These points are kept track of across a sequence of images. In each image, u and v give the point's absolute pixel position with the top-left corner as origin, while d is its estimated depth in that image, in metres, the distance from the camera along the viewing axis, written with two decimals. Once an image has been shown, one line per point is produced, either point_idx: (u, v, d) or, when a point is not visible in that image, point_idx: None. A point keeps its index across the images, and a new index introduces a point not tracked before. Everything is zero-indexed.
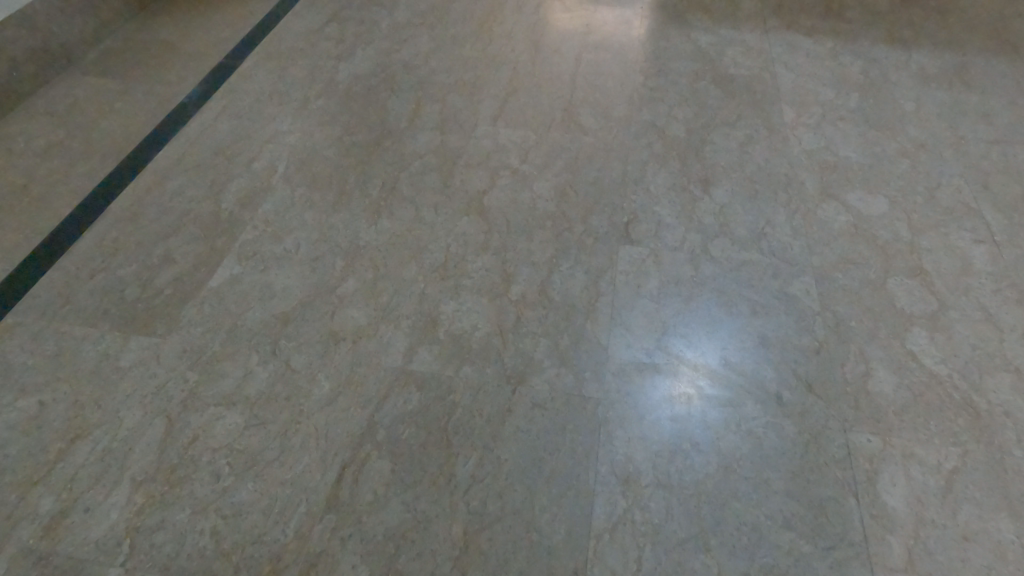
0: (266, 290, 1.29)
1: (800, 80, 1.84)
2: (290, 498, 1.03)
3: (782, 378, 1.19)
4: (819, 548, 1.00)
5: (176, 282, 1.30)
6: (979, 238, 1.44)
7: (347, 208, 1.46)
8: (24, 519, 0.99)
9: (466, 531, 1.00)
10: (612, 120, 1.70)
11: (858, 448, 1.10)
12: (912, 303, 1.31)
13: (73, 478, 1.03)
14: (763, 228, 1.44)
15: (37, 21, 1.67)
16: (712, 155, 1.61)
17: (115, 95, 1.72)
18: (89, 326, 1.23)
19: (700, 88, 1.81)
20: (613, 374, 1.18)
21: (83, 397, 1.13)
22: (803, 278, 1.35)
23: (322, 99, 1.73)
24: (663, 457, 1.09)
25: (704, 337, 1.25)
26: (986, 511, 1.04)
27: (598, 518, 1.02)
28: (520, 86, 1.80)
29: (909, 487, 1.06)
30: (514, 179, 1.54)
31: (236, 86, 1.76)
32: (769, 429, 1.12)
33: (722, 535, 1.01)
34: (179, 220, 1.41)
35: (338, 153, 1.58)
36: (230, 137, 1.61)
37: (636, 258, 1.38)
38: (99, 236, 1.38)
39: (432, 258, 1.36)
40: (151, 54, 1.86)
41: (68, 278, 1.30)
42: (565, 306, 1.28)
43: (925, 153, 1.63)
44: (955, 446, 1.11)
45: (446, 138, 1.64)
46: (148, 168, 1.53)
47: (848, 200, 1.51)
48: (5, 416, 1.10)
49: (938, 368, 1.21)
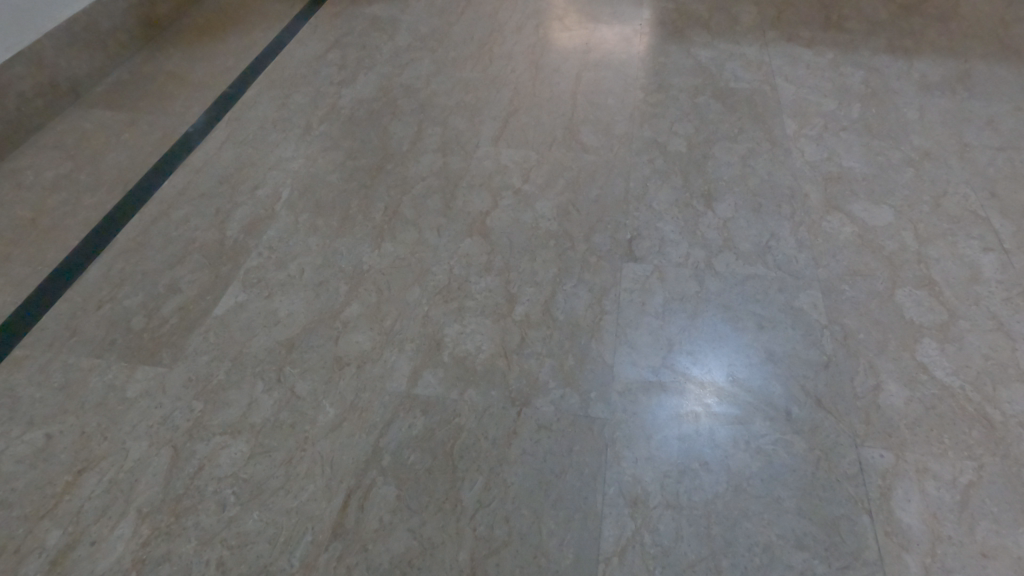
0: (271, 316, 1.30)
1: (802, 92, 1.84)
2: (296, 526, 1.02)
3: (791, 394, 1.17)
4: (833, 568, 0.98)
5: (182, 310, 1.31)
6: (988, 245, 1.42)
7: (350, 233, 1.46)
8: (31, 554, 0.99)
9: (474, 557, 0.99)
10: (614, 137, 1.70)
11: (871, 463, 1.08)
12: (920, 314, 1.29)
13: (80, 511, 1.03)
14: (768, 242, 1.44)
15: (46, 57, 1.70)
16: (714, 169, 1.61)
17: (122, 127, 1.75)
18: (96, 357, 1.23)
19: (701, 102, 1.82)
20: (619, 393, 1.18)
21: (90, 429, 1.13)
22: (809, 292, 1.33)
23: (324, 125, 1.75)
24: (672, 476, 1.07)
25: (710, 354, 1.24)
26: (1005, 525, 1.01)
27: (606, 541, 1.01)
28: (521, 106, 1.81)
29: (923, 503, 1.04)
30: (516, 199, 1.54)
31: (240, 114, 1.78)
32: (778, 446, 1.11)
33: (733, 557, 0.99)
34: (185, 249, 1.43)
35: (341, 179, 1.59)
36: (234, 165, 1.63)
37: (640, 275, 1.37)
38: (105, 267, 1.39)
39: (435, 280, 1.36)
40: (157, 85, 1.89)
41: (74, 310, 1.31)
42: (570, 325, 1.28)
43: (930, 161, 1.62)
44: (970, 460, 1.08)
45: (448, 160, 1.65)
46: (154, 198, 1.54)
47: (852, 211, 1.50)
48: (13, 449, 1.11)
49: (949, 380, 1.19)
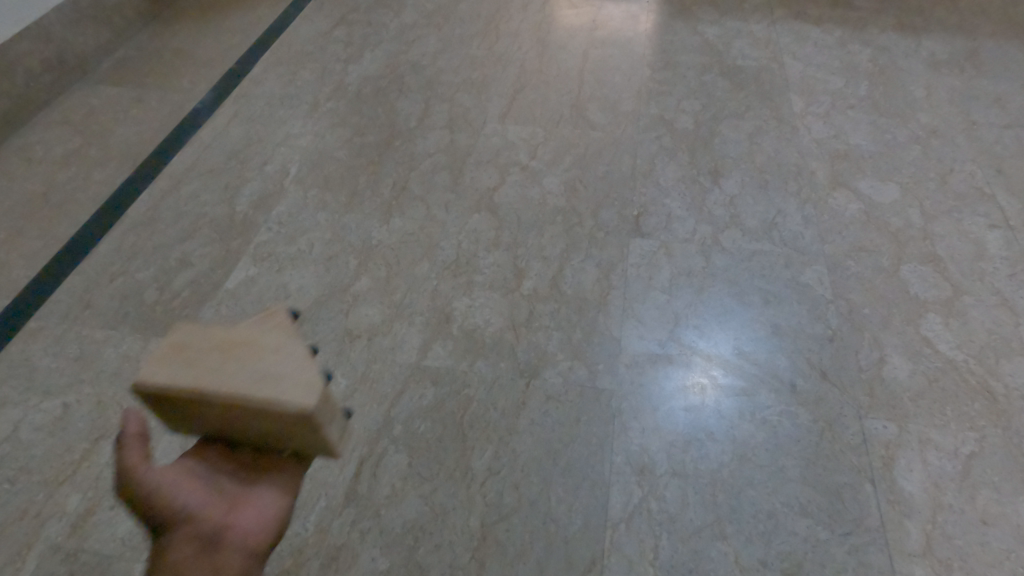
0: (282, 289, 1.31)
1: (809, 70, 1.84)
2: (310, 493, 1.04)
3: (796, 366, 1.19)
4: (836, 534, 1.00)
5: (194, 283, 1.33)
6: (993, 222, 1.43)
7: (359, 208, 1.47)
8: (51, 517, 1.02)
9: (484, 523, 1.02)
10: (621, 115, 1.71)
11: (874, 434, 1.10)
12: (925, 289, 1.30)
13: (98, 477, 1.06)
14: (774, 218, 1.44)
15: (52, 32, 1.71)
16: (721, 147, 1.62)
17: (130, 103, 1.75)
18: (110, 328, 1.25)
19: (708, 80, 1.81)
20: (626, 366, 1.19)
21: (106, 399, 1.15)
22: (815, 267, 1.34)
23: (332, 102, 1.75)
24: (679, 446, 1.09)
25: (717, 328, 1.25)
26: (1005, 494, 1.03)
27: (614, 508, 1.03)
28: (528, 83, 1.81)
29: (925, 473, 1.05)
30: (524, 175, 1.55)
31: (247, 91, 1.79)
32: (783, 417, 1.12)
33: (738, 523, 1.01)
34: (195, 223, 1.44)
35: (349, 155, 1.60)
36: (242, 141, 1.63)
37: (647, 251, 1.38)
38: (117, 240, 1.41)
39: (444, 255, 1.38)
40: (163, 61, 1.89)
41: (87, 283, 1.33)
42: (577, 300, 1.29)
43: (937, 139, 1.62)
44: (972, 431, 1.10)
45: (456, 136, 1.65)
46: (163, 174, 1.55)
47: (859, 188, 1.50)
48: (31, 417, 1.13)
49: (953, 354, 1.20)
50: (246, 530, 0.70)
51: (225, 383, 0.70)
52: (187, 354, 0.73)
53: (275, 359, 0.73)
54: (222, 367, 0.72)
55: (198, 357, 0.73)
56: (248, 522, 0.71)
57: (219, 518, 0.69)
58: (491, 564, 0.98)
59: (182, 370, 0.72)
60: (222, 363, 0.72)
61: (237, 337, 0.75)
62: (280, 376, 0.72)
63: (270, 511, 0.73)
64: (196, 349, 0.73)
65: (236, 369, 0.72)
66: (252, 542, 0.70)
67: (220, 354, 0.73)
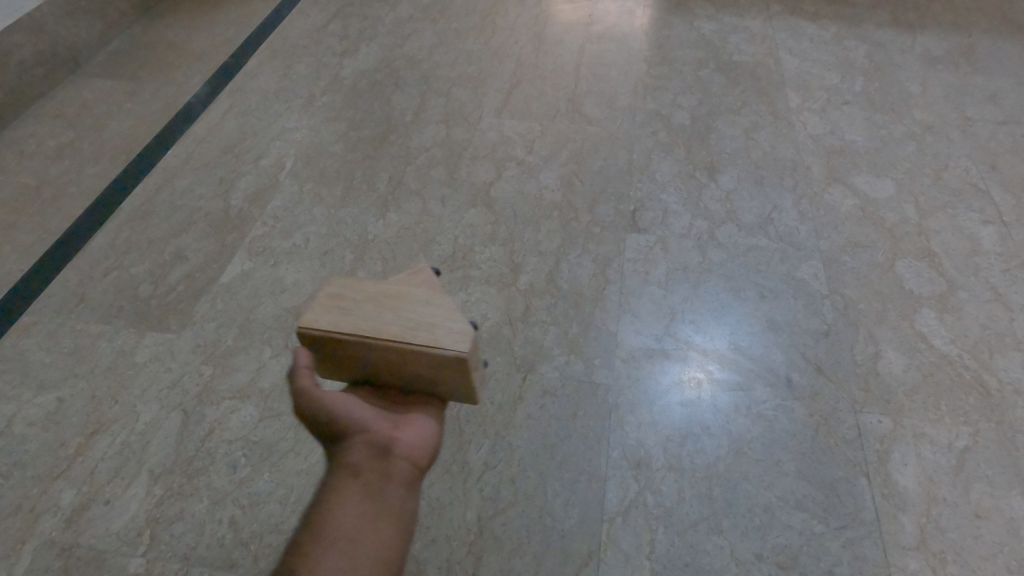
0: (278, 284, 1.31)
1: (804, 66, 1.84)
2: (306, 487, 1.04)
3: (791, 361, 1.19)
4: (831, 528, 1.00)
5: (189, 278, 1.32)
6: (987, 218, 1.43)
7: (355, 203, 1.47)
8: (46, 512, 1.01)
9: (480, 517, 1.02)
10: (617, 110, 1.70)
11: (868, 429, 1.10)
12: (920, 285, 1.31)
13: (93, 472, 1.05)
14: (770, 214, 1.45)
15: (45, 24, 1.69)
16: (717, 142, 1.62)
17: (123, 96, 1.74)
18: (105, 323, 1.24)
19: (704, 75, 1.81)
20: (623, 360, 1.19)
21: (101, 393, 1.15)
22: (811, 262, 1.35)
23: (327, 95, 1.75)
24: (675, 441, 1.10)
25: (713, 323, 1.25)
26: (998, 488, 1.04)
27: (610, 502, 1.03)
28: (524, 78, 1.81)
29: (920, 466, 1.06)
30: (520, 170, 1.54)
31: (242, 84, 1.78)
32: (779, 411, 1.13)
33: (734, 517, 1.02)
34: (190, 218, 1.43)
35: (344, 149, 1.60)
36: (237, 135, 1.63)
37: (644, 246, 1.38)
38: (111, 234, 1.40)
39: (440, 250, 1.37)
40: (157, 55, 1.87)
41: (81, 277, 1.32)
42: (574, 295, 1.29)
43: (932, 135, 1.62)
44: (966, 426, 1.11)
45: (452, 131, 1.65)
46: (158, 168, 1.55)
47: (854, 183, 1.51)
48: (24, 412, 1.12)
49: (947, 349, 1.21)
50: (414, 443, 0.59)
51: (374, 330, 0.62)
52: (338, 302, 0.65)
53: (424, 316, 0.63)
54: (371, 313, 0.64)
55: (352, 307, 0.64)
56: (415, 436, 0.60)
57: (386, 432, 0.59)
58: (487, 558, 0.98)
59: (333, 315, 0.64)
60: (368, 313, 0.64)
61: (385, 290, 0.66)
62: (428, 332, 0.61)
63: (429, 431, 0.62)
64: (347, 297, 0.66)
65: (384, 318, 0.63)
66: (422, 455, 0.60)
67: (370, 303, 0.65)
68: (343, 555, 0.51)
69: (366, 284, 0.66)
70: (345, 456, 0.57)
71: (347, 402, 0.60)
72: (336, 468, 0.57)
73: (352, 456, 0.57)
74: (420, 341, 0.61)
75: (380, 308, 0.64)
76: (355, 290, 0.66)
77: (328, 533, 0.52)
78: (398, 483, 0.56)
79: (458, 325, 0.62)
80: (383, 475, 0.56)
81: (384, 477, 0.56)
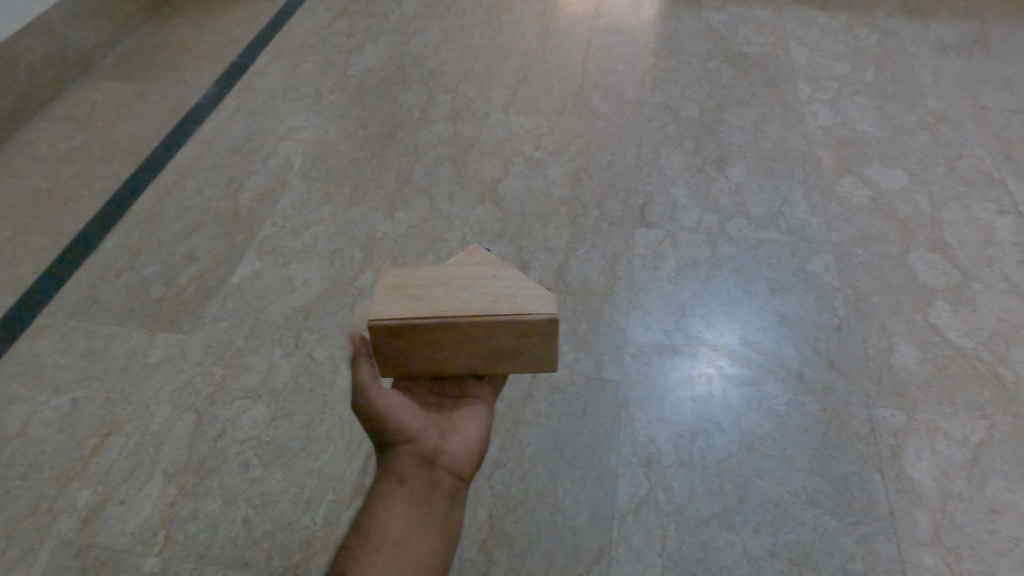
0: (288, 283, 1.32)
1: (814, 56, 1.82)
2: (318, 486, 1.05)
3: (803, 355, 1.18)
4: (844, 523, 1.00)
5: (199, 278, 1.33)
6: (1002, 208, 1.41)
7: (363, 201, 1.47)
8: (63, 513, 1.02)
9: (492, 514, 1.02)
10: (625, 104, 1.69)
11: (881, 423, 1.10)
12: (933, 277, 1.29)
13: (108, 472, 1.06)
14: (780, 207, 1.43)
15: (54, 27, 1.70)
16: (726, 134, 1.60)
17: (132, 98, 1.74)
18: (118, 324, 1.26)
19: (713, 67, 1.80)
20: (633, 356, 1.19)
21: (115, 394, 1.16)
22: (822, 255, 1.34)
23: (334, 94, 1.75)
24: (685, 437, 1.09)
25: (723, 317, 1.25)
26: (1014, 482, 1.03)
27: (621, 498, 1.03)
28: (531, 73, 1.80)
29: (934, 461, 1.05)
30: (527, 166, 1.54)
31: (249, 84, 1.78)
32: (791, 406, 1.12)
33: (745, 513, 1.01)
34: (200, 218, 1.44)
35: (352, 147, 1.60)
36: (246, 135, 1.63)
37: (653, 241, 1.37)
38: (122, 236, 1.41)
39: (449, 248, 1.38)
40: (166, 56, 1.88)
41: (94, 279, 1.33)
42: (583, 291, 1.29)
43: (945, 124, 1.60)
44: (981, 419, 1.10)
45: (459, 127, 1.64)
46: (167, 168, 1.55)
47: (866, 174, 1.49)
48: (40, 413, 1.13)
49: (961, 342, 1.20)
50: (457, 456, 0.71)
51: (454, 307, 0.68)
52: (411, 292, 0.70)
53: (497, 288, 0.70)
54: (446, 296, 0.70)
55: (423, 293, 0.70)
56: (458, 449, 0.72)
57: (433, 444, 0.70)
58: (499, 556, 0.98)
59: (406, 303, 0.69)
60: (440, 293, 0.70)
61: (451, 273, 0.72)
62: (505, 297, 0.69)
63: (473, 439, 0.73)
64: (417, 287, 0.71)
65: (460, 293, 0.70)
66: (463, 469, 0.71)
67: (440, 287, 0.71)
68: (395, 553, 0.63)
69: (428, 272, 0.72)
70: (395, 465, 0.68)
71: (405, 412, 0.70)
72: (389, 473, 0.68)
73: (402, 465, 0.68)
74: (509, 311, 0.68)
75: (451, 287, 0.70)
76: (421, 278, 0.72)
77: (382, 535, 0.64)
78: (440, 495, 0.68)
79: (538, 291, 0.70)
80: (429, 486, 0.68)
81: (427, 488, 0.68)
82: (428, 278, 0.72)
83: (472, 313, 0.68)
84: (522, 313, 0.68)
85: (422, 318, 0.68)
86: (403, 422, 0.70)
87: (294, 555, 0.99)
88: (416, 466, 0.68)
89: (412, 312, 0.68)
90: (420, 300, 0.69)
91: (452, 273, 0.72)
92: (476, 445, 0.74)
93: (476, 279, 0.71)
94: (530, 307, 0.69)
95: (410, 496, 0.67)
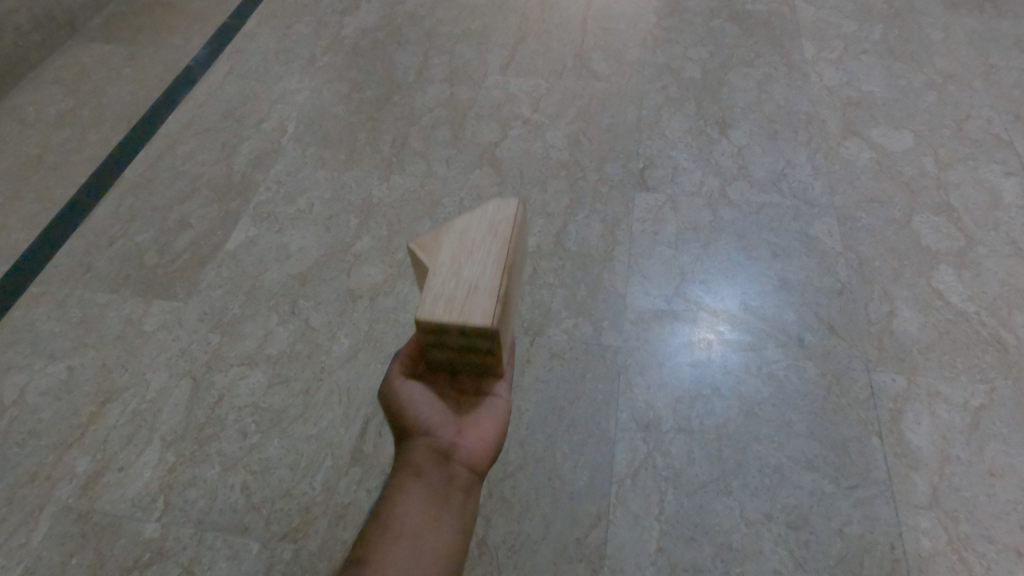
0: (283, 250, 1.30)
1: (821, 13, 1.77)
2: (317, 452, 1.05)
3: (804, 321, 1.17)
4: (842, 487, 1.00)
5: (194, 245, 1.31)
6: (1010, 169, 1.39)
7: (358, 165, 1.45)
8: (62, 479, 1.02)
9: (490, 480, 1.02)
10: (625, 65, 1.65)
11: (882, 387, 1.09)
12: (937, 240, 1.27)
13: (106, 439, 1.06)
14: (784, 169, 1.41)
15: None
16: (729, 95, 1.57)
17: (121, 61, 1.70)
18: (112, 291, 1.24)
19: (716, 26, 1.75)
20: (632, 322, 1.18)
21: (111, 361, 1.15)
22: (825, 219, 1.32)
23: (328, 55, 1.71)
24: (684, 402, 1.09)
25: (724, 282, 1.23)
26: (1014, 445, 1.03)
27: (619, 464, 1.03)
28: (529, 33, 1.75)
29: (934, 425, 1.05)
30: (526, 129, 1.51)
31: (241, 46, 1.74)
32: (790, 371, 1.11)
33: (743, 477, 1.01)
34: (193, 184, 1.42)
35: (347, 111, 1.56)
36: (238, 98, 1.60)
37: (653, 206, 1.35)
38: (115, 203, 1.39)
39: (446, 213, 1.36)
40: (155, 17, 1.83)
41: (87, 246, 1.31)
42: (582, 256, 1.27)
43: (954, 84, 1.56)
44: (982, 383, 1.09)
45: (456, 90, 1.61)
46: (159, 133, 1.52)
47: (871, 136, 1.46)
48: (37, 381, 1.13)
49: (964, 306, 1.18)
50: (474, 447, 0.62)
51: (497, 261, 0.61)
52: (462, 290, 0.59)
53: (478, 228, 0.64)
54: (476, 264, 0.61)
55: (466, 283, 0.60)
56: (475, 443, 0.62)
57: (449, 439, 0.62)
58: (497, 520, 0.99)
59: (478, 296, 0.59)
60: (471, 271, 0.61)
61: (445, 258, 0.62)
62: (494, 226, 0.64)
63: (491, 432, 0.64)
64: (452, 288, 0.59)
65: (476, 254, 0.62)
66: (481, 464, 0.62)
67: (463, 270, 0.61)
68: (411, 544, 0.53)
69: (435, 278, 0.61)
70: (409, 458, 0.60)
71: (421, 406, 0.63)
72: (403, 467, 0.60)
73: (416, 458, 0.60)
74: (509, 226, 0.64)
75: (468, 259, 0.61)
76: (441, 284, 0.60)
77: (396, 527, 0.55)
78: (458, 488, 0.59)
79: (489, 206, 0.66)
80: (444, 481, 0.59)
81: (444, 483, 0.59)
82: (441, 279, 0.60)
83: (507, 249, 0.62)
84: (513, 217, 0.65)
85: (502, 283, 0.60)
86: (418, 414, 0.63)
87: (293, 521, 0.99)
88: (430, 457, 0.60)
89: (493, 291, 0.59)
90: (479, 285, 0.59)
91: (446, 256, 0.63)
92: (496, 442, 0.64)
93: (461, 239, 0.63)
94: (502, 214, 0.65)
95: (425, 488, 0.58)
